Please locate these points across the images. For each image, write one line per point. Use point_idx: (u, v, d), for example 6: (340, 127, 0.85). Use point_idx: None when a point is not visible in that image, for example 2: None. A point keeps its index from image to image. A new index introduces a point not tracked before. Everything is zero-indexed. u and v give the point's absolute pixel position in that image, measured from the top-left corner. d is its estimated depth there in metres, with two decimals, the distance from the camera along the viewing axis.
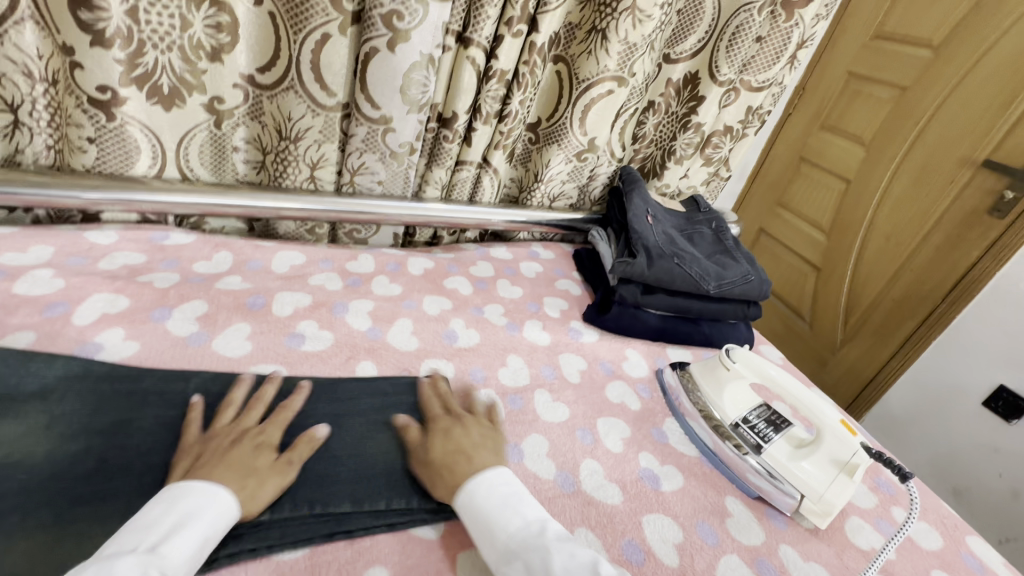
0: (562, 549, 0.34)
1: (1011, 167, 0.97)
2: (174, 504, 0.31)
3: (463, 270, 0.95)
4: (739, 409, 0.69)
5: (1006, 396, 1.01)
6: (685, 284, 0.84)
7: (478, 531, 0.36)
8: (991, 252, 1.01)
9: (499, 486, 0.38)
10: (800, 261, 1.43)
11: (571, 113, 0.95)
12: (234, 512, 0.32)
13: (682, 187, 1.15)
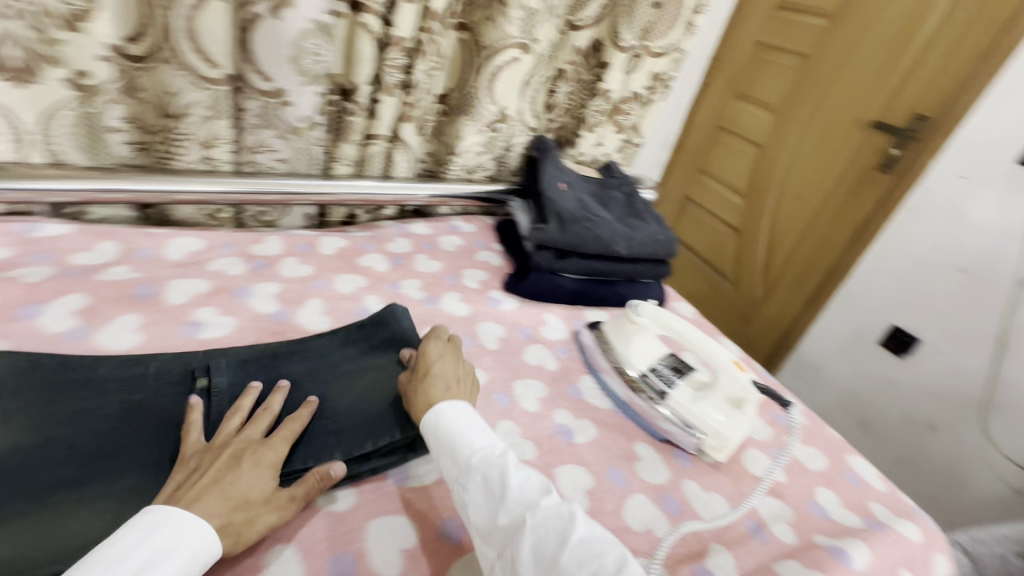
0: (519, 470, 0.36)
1: (892, 127, 1.08)
2: (147, 537, 0.27)
3: (380, 248, 0.93)
4: (647, 359, 0.72)
5: (899, 334, 1.13)
6: (596, 246, 0.86)
7: (439, 448, 0.37)
8: (883, 205, 1.12)
9: (464, 414, 0.39)
10: (724, 224, 1.53)
11: (478, 82, 0.94)
12: (211, 550, 0.28)
13: (598, 155, 1.17)
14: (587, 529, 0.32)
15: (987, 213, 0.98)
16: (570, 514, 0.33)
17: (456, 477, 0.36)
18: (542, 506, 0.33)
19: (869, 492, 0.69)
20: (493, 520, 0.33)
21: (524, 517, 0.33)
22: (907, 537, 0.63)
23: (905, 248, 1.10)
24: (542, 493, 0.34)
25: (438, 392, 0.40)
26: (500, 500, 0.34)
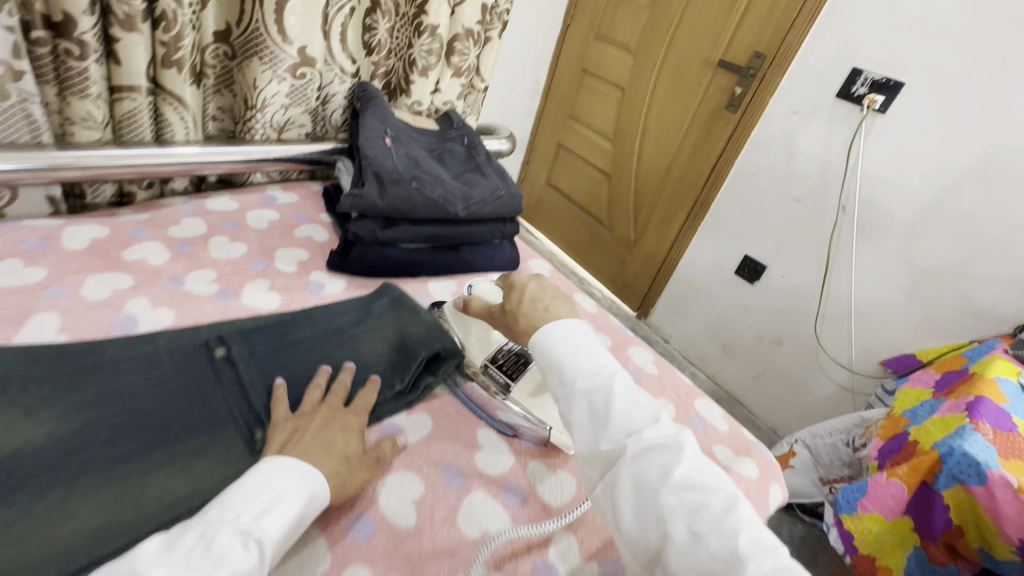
0: (629, 398, 0.38)
1: (738, 66, 1.26)
2: (278, 479, 0.41)
3: (159, 232, 0.74)
4: (489, 349, 0.65)
5: (750, 264, 1.39)
6: (428, 209, 0.76)
7: (547, 362, 0.42)
8: (732, 142, 1.33)
9: (574, 334, 0.43)
10: (594, 169, 1.69)
11: (262, 14, 0.75)
12: (317, 492, 0.42)
13: (437, 103, 1.04)
14: (691, 468, 0.35)
15: (813, 144, 1.22)
16: (681, 448, 0.36)
17: (562, 390, 0.40)
18: (650, 438, 0.36)
19: (712, 435, 0.70)
20: (597, 441, 0.37)
21: (629, 445, 0.36)
22: (744, 476, 0.64)
23: (748, 183, 1.34)
24: (651, 424, 0.37)
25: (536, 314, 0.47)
26: (605, 424, 0.37)
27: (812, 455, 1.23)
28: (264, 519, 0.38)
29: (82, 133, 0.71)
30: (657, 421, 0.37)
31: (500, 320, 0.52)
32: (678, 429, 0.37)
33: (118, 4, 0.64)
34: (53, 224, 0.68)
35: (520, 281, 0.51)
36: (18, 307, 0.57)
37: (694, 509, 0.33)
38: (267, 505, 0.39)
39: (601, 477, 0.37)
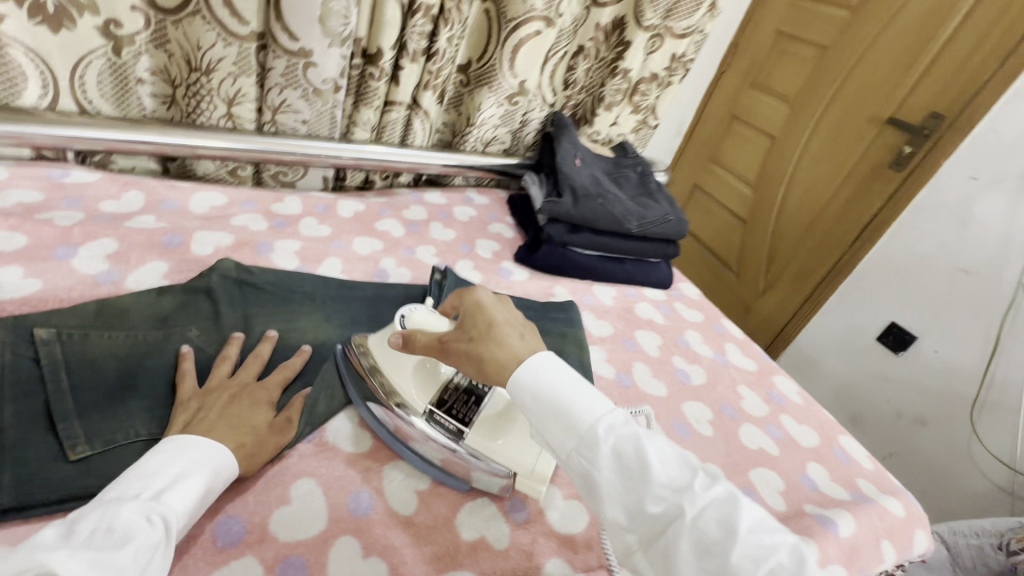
0: (655, 446, 0.37)
1: (907, 124, 1.19)
2: (188, 458, 0.40)
3: (396, 214, 0.94)
4: (433, 389, 0.54)
5: (896, 331, 1.28)
6: (608, 223, 0.89)
7: (551, 412, 0.39)
8: (892, 201, 1.24)
9: (564, 377, 0.40)
10: (731, 213, 1.69)
11: (501, 54, 0.94)
12: (223, 464, 0.42)
13: (612, 134, 1.17)
14: (748, 515, 0.34)
15: (996, 214, 1.11)
16: (730, 497, 0.35)
17: (579, 442, 0.37)
18: (700, 492, 0.34)
19: (856, 469, 0.73)
20: (640, 506, 0.35)
21: (675, 503, 0.34)
22: (890, 511, 0.66)
23: (908, 248, 1.24)
24: (688, 473, 0.36)
25: (513, 340, 0.43)
26: (642, 481, 0.35)
27: (949, 554, 0.91)
28: (167, 495, 0.37)
29: (358, 133, 0.94)
30: (700, 474, 0.36)
31: (458, 348, 0.46)
32: (718, 476, 0.36)
33: (411, 44, 0.86)
34: (330, 197, 0.92)
35: (489, 304, 0.47)
36: (317, 252, 0.79)
37: (766, 567, 0.32)
38: (172, 480, 0.38)
39: (643, 546, 0.35)
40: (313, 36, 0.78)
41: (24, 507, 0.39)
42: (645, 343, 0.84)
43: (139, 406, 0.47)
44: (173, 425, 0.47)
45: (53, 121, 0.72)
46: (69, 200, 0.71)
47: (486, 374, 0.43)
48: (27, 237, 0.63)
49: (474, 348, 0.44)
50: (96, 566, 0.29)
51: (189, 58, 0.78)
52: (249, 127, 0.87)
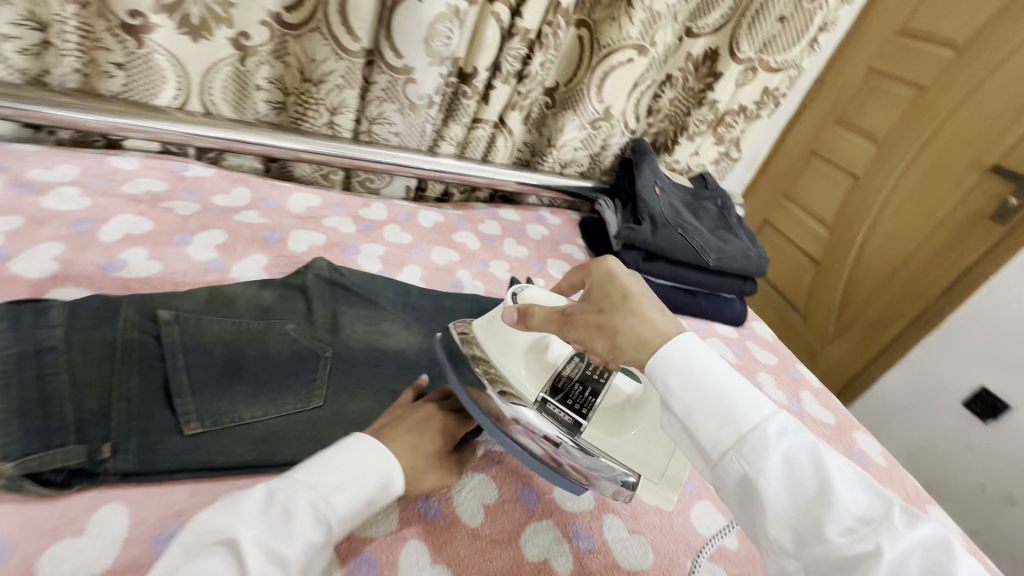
0: (836, 468, 0.32)
1: (1016, 173, 1.08)
2: (370, 465, 0.39)
3: (472, 227, 0.96)
4: (544, 378, 0.51)
5: (985, 397, 1.14)
6: (686, 254, 0.87)
7: (706, 402, 0.35)
8: (990, 256, 1.12)
9: (715, 365, 0.37)
10: (801, 253, 1.57)
11: (589, 79, 0.95)
12: (390, 466, 0.40)
13: (692, 164, 1.15)
14: (976, 572, 0.28)
15: None
16: (943, 544, 0.29)
17: (740, 441, 0.33)
18: (899, 528, 0.29)
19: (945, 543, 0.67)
20: (817, 529, 0.30)
21: (868, 534, 0.29)
22: None
23: (1007, 312, 1.10)
24: (882, 506, 0.31)
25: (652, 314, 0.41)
26: (821, 504, 0.31)
27: None
28: (339, 495, 0.36)
29: (443, 147, 0.98)
30: (892, 508, 0.31)
31: (587, 321, 0.44)
32: (922, 517, 0.30)
33: (505, 66, 0.89)
34: (412, 206, 0.95)
35: (621, 276, 0.45)
36: (398, 258, 0.82)
37: None
38: (344, 483, 0.37)
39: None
40: (415, 55, 0.82)
41: (141, 472, 0.43)
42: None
43: (242, 391, 0.50)
44: (268, 410, 0.50)
45: (182, 120, 0.80)
46: (188, 192, 0.78)
47: (619, 348, 0.41)
48: (152, 223, 0.69)
49: (605, 320, 0.43)
50: (258, 565, 0.30)
51: (305, 71, 0.85)
52: (346, 135, 0.92)
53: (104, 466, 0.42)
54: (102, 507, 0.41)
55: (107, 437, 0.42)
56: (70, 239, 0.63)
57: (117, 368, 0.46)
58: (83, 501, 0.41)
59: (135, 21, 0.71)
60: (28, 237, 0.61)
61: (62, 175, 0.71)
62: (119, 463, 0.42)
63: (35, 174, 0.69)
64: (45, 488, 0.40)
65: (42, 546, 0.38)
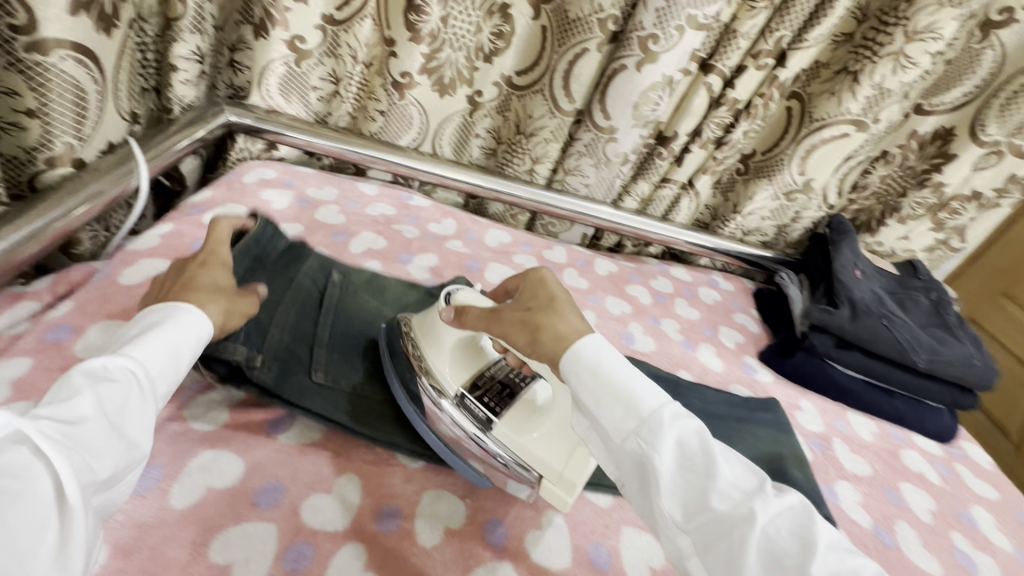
0: (719, 449, 0.38)
1: None
2: (153, 320, 0.36)
3: (644, 281, 0.98)
4: (469, 374, 0.53)
5: None
6: (889, 349, 0.78)
7: (612, 392, 0.39)
8: None
9: (620, 364, 0.41)
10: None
11: (793, 150, 0.92)
12: (197, 314, 0.38)
13: (898, 249, 1.03)
14: (832, 536, 0.35)
15: None
16: (805, 508, 0.36)
17: (641, 426, 0.38)
18: (769, 498, 0.36)
19: None
20: (704, 500, 0.36)
21: (747, 504, 0.35)
22: None
23: None
24: (755, 479, 0.37)
25: (568, 317, 0.45)
26: (705, 477, 0.37)
27: None
28: (139, 346, 0.34)
29: (626, 201, 1.02)
30: (762, 484, 0.37)
31: (514, 316, 0.47)
32: (788, 488, 0.37)
33: (706, 131, 0.90)
34: (590, 253, 0.99)
35: (552, 283, 0.49)
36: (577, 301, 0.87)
37: None
38: (136, 337, 0.35)
39: (698, 548, 0.36)
40: (623, 118, 0.88)
41: (273, 390, 0.51)
42: (916, 502, 0.71)
43: None
44: None
45: (414, 157, 0.95)
46: (410, 218, 0.92)
47: (540, 340, 0.44)
48: (386, 241, 0.83)
49: (530, 317, 0.46)
50: (39, 428, 0.28)
51: (519, 124, 0.95)
52: (541, 182, 1.01)
53: (251, 371, 0.50)
54: (344, 475, 0.49)
55: (262, 350, 0.52)
56: (331, 247, 0.79)
57: (288, 302, 0.57)
58: (331, 465, 0.50)
59: (404, 80, 0.87)
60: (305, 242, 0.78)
61: (328, 194, 0.89)
62: (260, 374, 0.50)
63: (311, 192, 0.88)
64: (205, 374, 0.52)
65: (303, 495, 0.47)
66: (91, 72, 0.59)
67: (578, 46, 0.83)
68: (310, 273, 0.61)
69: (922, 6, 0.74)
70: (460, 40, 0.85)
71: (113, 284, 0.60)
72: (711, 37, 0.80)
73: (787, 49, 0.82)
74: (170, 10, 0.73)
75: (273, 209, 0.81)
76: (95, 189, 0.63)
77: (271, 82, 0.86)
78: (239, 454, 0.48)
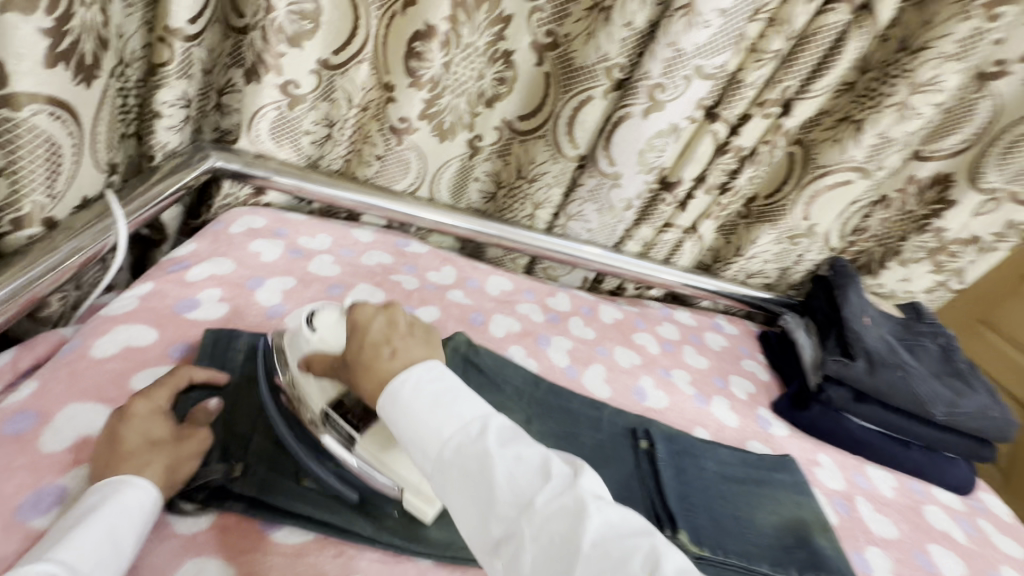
0: (502, 454, 0.38)
1: None
2: (96, 501, 0.39)
3: (650, 328, 0.94)
4: (335, 392, 0.52)
5: None
6: (907, 401, 0.77)
7: (411, 437, 0.40)
8: None
9: (426, 386, 0.42)
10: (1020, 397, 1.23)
11: (797, 196, 0.91)
12: (144, 484, 0.42)
13: (899, 290, 1.03)
14: (605, 523, 0.35)
15: None
16: (571, 506, 0.35)
17: (435, 471, 0.38)
18: (542, 503, 0.35)
19: None
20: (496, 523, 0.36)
21: (521, 520, 0.35)
22: None
23: None
24: (539, 484, 0.36)
25: (382, 361, 0.44)
26: (489, 500, 0.36)
27: None
28: (70, 542, 0.36)
29: (629, 245, 0.99)
30: (552, 485, 0.36)
31: (345, 372, 0.48)
32: (562, 485, 0.36)
33: (712, 177, 0.89)
34: (594, 298, 0.96)
35: (371, 322, 0.48)
36: (585, 355, 0.83)
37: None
38: (70, 532, 0.37)
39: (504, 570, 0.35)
40: (629, 165, 0.86)
41: (258, 500, 0.47)
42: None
43: None
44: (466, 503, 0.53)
45: (410, 203, 0.90)
46: (408, 266, 0.87)
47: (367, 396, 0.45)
48: (384, 293, 0.79)
49: (353, 371, 0.46)
50: None
51: (520, 168, 0.93)
52: (540, 226, 0.98)
53: (234, 485, 0.47)
54: None
55: (243, 457, 0.49)
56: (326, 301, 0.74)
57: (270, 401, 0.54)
58: (337, 564, 0.47)
59: (402, 125, 0.84)
60: (298, 298, 0.73)
61: (321, 243, 0.84)
62: (243, 485, 0.47)
63: (303, 241, 0.82)
64: (184, 500, 0.46)
65: None
66: (67, 127, 0.54)
67: (582, 94, 0.81)
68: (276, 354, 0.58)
69: (926, 59, 0.75)
70: (461, 87, 0.83)
71: (84, 359, 0.54)
72: (718, 86, 0.80)
73: (792, 98, 0.82)
74: (156, 54, 0.69)
75: (262, 262, 0.75)
76: (73, 247, 0.58)
77: (261, 126, 0.80)
78: (230, 562, 0.45)
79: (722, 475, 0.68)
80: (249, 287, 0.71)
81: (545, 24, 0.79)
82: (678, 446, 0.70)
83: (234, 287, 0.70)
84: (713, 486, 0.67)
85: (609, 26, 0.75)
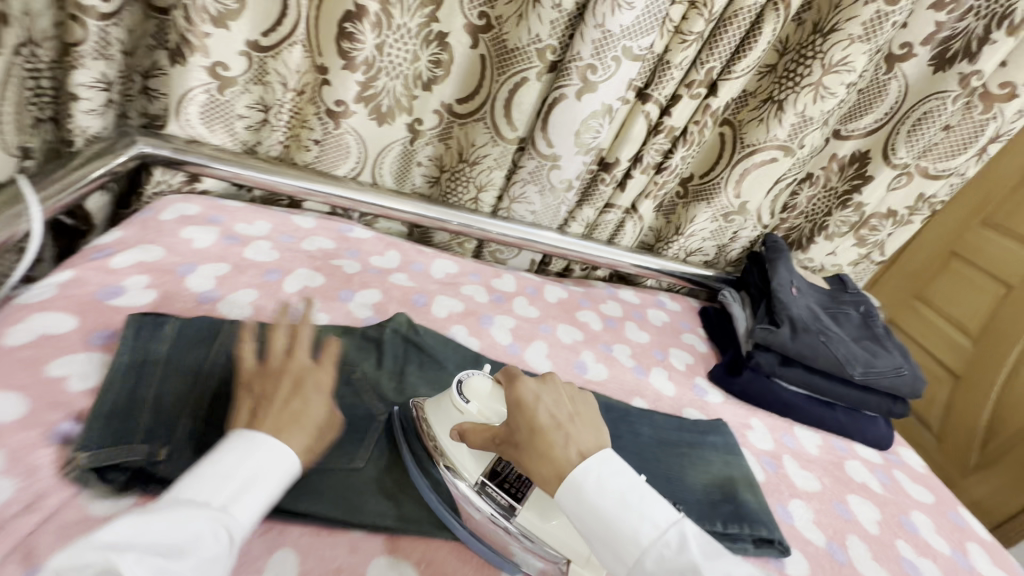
0: (707, 569, 0.39)
1: None
2: (256, 459, 0.40)
3: (595, 306, 0.97)
4: (485, 462, 0.53)
5: None
6: (828, 363, 0.82)
7: (598, 536, 0.42)
8: None
9: (610, 486, 0.43)
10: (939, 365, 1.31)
11: (728, 175, 0.96)
12: (298, 464, 0.42)
13: (827, 264, 1.09)
14: None
15: None
16: None
17: (631, 574, 0.41)
18: None
19: None
20: None
21: None
22: None
23: None
24: None
25: (557, 446, 0.45)
26: None
27: None
28: (237, 498, 0.37)
29: (573, 227, 1.01)
30: None
31: (507, 450, 0.48)
32: None
33: (647, 157, 0.92)
34: (540, 279, 0.97)
35: (535, 400, 0.48)
36: (529, 333, 0.84)
37: None
38: (238, 486, 0.38)
39: None
40: (566, 146, 0.87)
41: None
42: (923, 568, 0.69)
43: (378, 458, 0.54)
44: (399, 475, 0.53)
45: (352, 188, 0.90)
46: (350, 251, 0.86)
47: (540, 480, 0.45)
48: (324, 278, 0.78)
49: (521, 453, 0.46)
50: None
51: (462, 152, 0.93)
52: (485, 210, 0.99)
53: (156, 467, 0.47)
54: (278, 551, 0.47)
55: (167, 440, 0.48)
56: (262, 287, 0.73)
57: (197, 384, 0.53)
58: (263, 539, 0.47)
59: (338, 108, 0.83)
60: (232, 283, 0.72)
61: (259, 229, 0.82)
62: (166, 469, 0.47)
63: (239, 227, 0.81)
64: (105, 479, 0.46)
65: None
66: None
67: (517, 76, 0.83)
68: (203, 338, 0.57)
69: (835, 41, 0.80)
70: (396, 69, 0.83)
71: None
72: (646, 67, 0.83)
73: (717, 79, 0.85)
74: (68, 34, 0.66)
75: (194, 248, 0.74)
76: None
77: (190, 110, 0.78)
78: None
79: (655, 439, 0.71)
80: (180, 272, 0.70)
81: (478, 6, 0.80)
82: (614, 414, 0.72)
83: (163, 273, 0.68)
84: (647, 449, 0.69)
85: (538, 9, 0.76)
